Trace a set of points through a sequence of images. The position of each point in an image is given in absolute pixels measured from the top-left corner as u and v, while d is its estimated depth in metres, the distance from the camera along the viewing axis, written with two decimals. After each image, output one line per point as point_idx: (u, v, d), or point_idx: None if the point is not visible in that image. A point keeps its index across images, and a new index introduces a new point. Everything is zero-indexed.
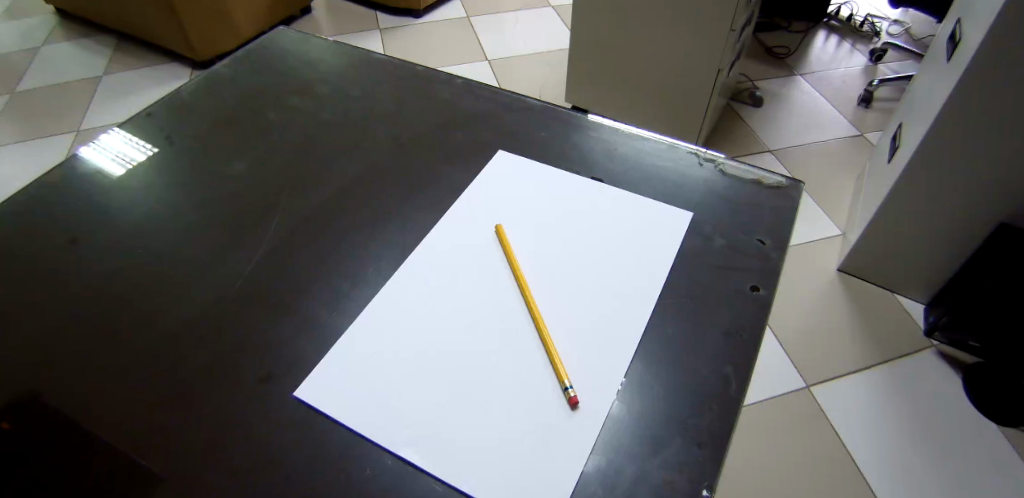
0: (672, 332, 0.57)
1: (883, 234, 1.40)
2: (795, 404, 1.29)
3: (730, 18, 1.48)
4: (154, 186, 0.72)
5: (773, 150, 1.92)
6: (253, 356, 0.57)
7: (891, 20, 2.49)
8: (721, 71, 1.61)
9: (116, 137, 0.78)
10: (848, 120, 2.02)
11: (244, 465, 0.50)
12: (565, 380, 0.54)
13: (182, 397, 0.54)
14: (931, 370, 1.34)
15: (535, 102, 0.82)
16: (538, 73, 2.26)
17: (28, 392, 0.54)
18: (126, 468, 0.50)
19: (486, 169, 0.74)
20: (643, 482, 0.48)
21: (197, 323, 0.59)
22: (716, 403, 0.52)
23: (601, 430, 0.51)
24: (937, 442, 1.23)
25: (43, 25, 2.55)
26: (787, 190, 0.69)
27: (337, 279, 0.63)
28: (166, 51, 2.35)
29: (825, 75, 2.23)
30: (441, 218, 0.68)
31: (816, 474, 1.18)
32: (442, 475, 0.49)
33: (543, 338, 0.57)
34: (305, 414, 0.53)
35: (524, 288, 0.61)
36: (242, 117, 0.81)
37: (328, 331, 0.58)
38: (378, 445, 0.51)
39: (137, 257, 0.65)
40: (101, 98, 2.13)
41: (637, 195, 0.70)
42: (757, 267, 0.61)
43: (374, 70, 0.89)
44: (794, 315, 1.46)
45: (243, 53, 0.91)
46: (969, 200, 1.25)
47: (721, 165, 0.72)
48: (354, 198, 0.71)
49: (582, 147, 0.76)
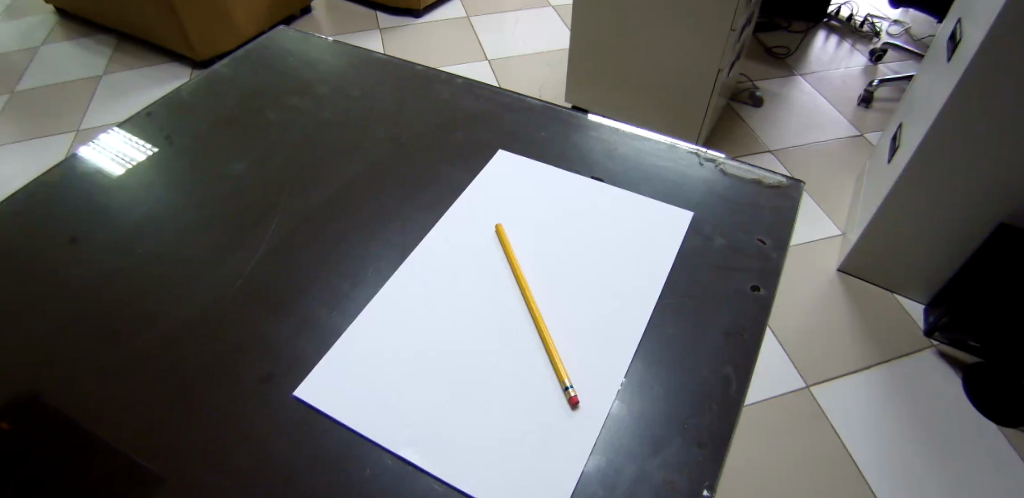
0: (672, 332, 0.57)
1: (883, 234, 1.40)
2: (795, 404, 1.29)
3: (730, 18, 1.47)
4: (154, 186, 0.72)
5: (773, 150, 1.92)
6: (253, 356, 0.57)
7: (891, 20, 2.49)
8: (721, 71, 1.61)
9: (115, 136, 0.77)
10: (848, 120, 2.02)
11: (243, 465, 0.50)
12: (566, 380, 0.54)
13: (182, 397, 0.54)
14: (931, 370, 1.34)
15: (535, 102, 0.82)
16: (538, 73, 2.25)
17: (28, 392, 0.54)
18: (126, 468, 0.50)
19: (486, 169, 0.74)
20: (643, 481, 0.48)
21: (197, 323, 0.59)
22: (717, 403, 0.52)
23: (601, 430, 0.51)
24: (937, 442, 1.23)
25: (42, 25, 2.54)
26: (787, 190, 0.68)
27: (337, 279, 0.63)
28: (166, 50, 2.35)
29: (825, 75, 2.23)
30: (441, 217, 0.68)
31: (817, 474, 1.18)
32: (442, 475, 0.49)
33: (543, 338, 0.57)
34: (305, 414, 0.53)
35: (524, 288, 0.61)
36: (242, 117, 0.81)
37: (328, 331, 0.58)
38: (378, 445, 0.51)
39: (137, 257, 0.65)
40: (101, 97, 2.13)
41: (637, 194, 0.70)
42: (757, 267, 0.61)
43: (374, 70, 0.89)
44: (794, 315, 1.46)
45: (243, 52, 0.91)
46: (970, 200, 1.25)
47: (721, 164, 0.72)
48: (354, 198, 0.71)
49: (582, 147, 0.76)
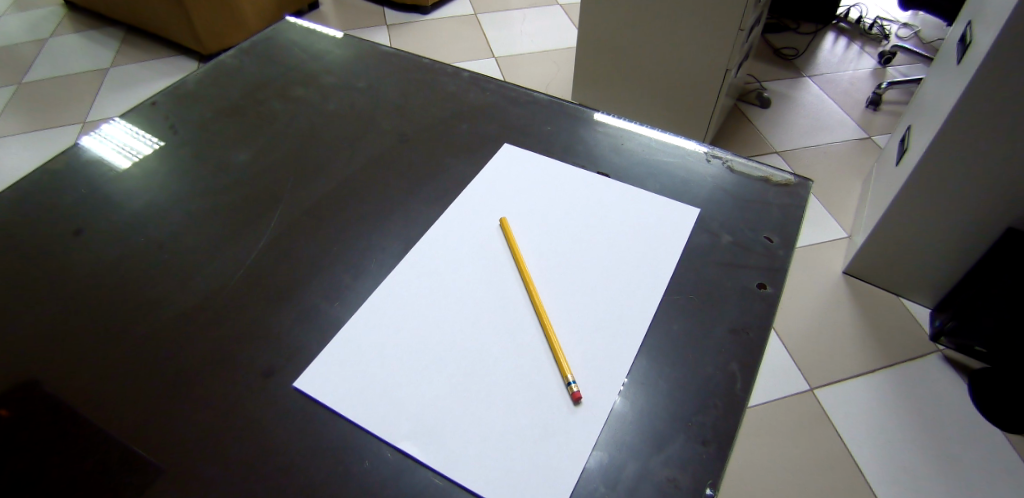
0: (677, 331, 0.56)
1: (888, 239, 1.40)
2: (799, 408, 1.28)
3: (740, 19, 1.46)
4: (158, 177, 0.71)
5: (780, 150, 1.92)
6: (254, 347, 0.56)
7: (901, 23, 2.47)
8: (728, 72, 1.60)
9: (119, 127, 0.77)
10: (855, 122, 2.01)
11: (242, 457, 0.49)
12: (569, 376, 0.53)
13: (182, 387, 0.53)
14: (936, 374, 1.33)
15: (541, 96, 0.81)
16: (544, 71, 2.24)
17: (27, 379, 0.54)
18: (125, 458, 0.49)
19: (490, 163, 0.73)
20: (645, 480, 0.47)
21: (194, 314, 0.59)
22: (722, 401, 0.51)
23: (604, 426, 0.50)
24: (943, 449, 1.21)
25: (50, 17, 2.55)
26: (795, 188, 0.68)
27: (339, 271, 0.62)
28: (173, 44, 2.36)
29: (834, 76, 2.22)
30: (445, 212, 0.68)
31: (820, 478, 1.17)
32: (442, 470, 0.48)
33: (546, 332, 0.56)
34: (304, 405, 0.52)
35: (527, 280, 0.61)
36: (246, 107, 0.81)
37: (329, 321, 0.58)
38: (377, 437, 0.50)
39: (139, 245, 0.64)
40: (107, 90, 2.13)
41: (644, 190, 0.69)
42: (764, 265, 0.61)
43: (379, 63, 0.88)
44: (798, 317, 1.45)
45: (248, 44, 0.90)
46: (978, 206, 1.23)
47: (729, 161, 0.71)
48: (357, 192, 0.70)
49: (590, 142, 0.75)
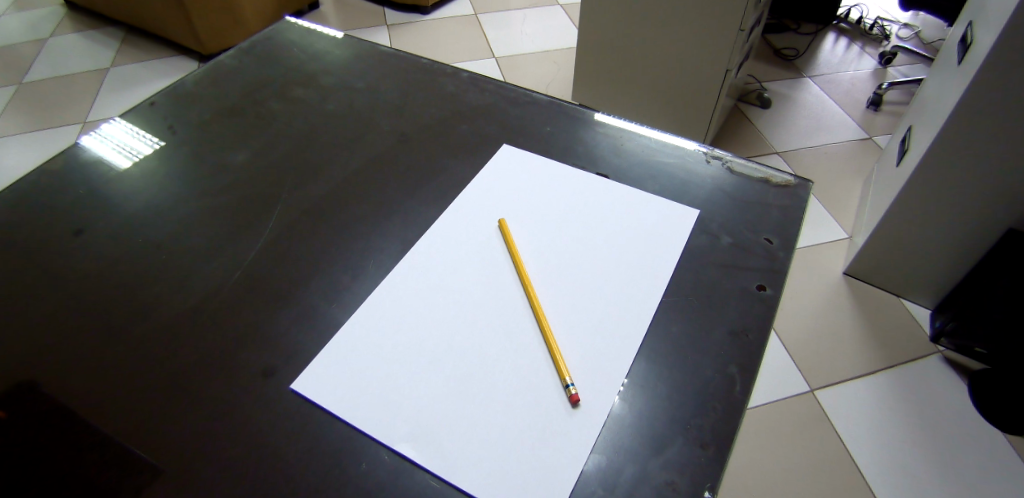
0: (676, 333, 0.56)
1: (888, 239, 1.39)
2: (799, 409, 1.27)
3: (740, 18, 1.46)
4: (157, 178, 0.71)
5: (781, 151, 1.91)
6: (252, 349, 0.56)
7: (902, 23, 2.47)
8: (729, 72, 1.60)
9: (119, 127, 0.77)
10: (855, 122, 2.01)
11: (239, 459, 0.49)
12: (567, 378, 0.53)
13: (179, 388, 0.53)
14: (937, 375, 1.33)
15: (541, 97, 0.81)
16: (544, 71, 2.24)
17: (24, 380, 0.54)
18: (121, 460, 0.49)
19: (490, 164, 0.73)
20: (643, 482, 0.47)
21: (192, 315, 0.58)
22: (721, 404, 0.51)
23: (602, 429, 0.50)
24: (944, 450, 1.21)
25: (50, 17, 2.55)
26: (795, 189, 0.67)
27: (337, 272, 0.62)
28: (173, 44, 2.36)
29: (834, 76, 2.22)
30: (444, 213, 0.67)
31: (820, 479, 1.17)
32: (440, 473, 0.48)
33: (545, 334, 0.56)
34: (301, 406, 0.52)
35: (526, 282, 0.60)
36: (244, 107, 0.81)
37: (327, 322, 0.58)
38: (375, 440, 0.50)
39: (137, 246, 0.64)
40: (108, 90, 2.13)
41: (644, 192, 0.69)
42: (763, 267, 0.60)
43: (378, 63, 0.88)
44: (798, 318, 1.45)
45: (247, 44, 0.90)
46: (979, 207, 1.23)
47: (728, 162, 0.71)
48: (355, 193, 0.70)
49: (589, 143, 0.75)
